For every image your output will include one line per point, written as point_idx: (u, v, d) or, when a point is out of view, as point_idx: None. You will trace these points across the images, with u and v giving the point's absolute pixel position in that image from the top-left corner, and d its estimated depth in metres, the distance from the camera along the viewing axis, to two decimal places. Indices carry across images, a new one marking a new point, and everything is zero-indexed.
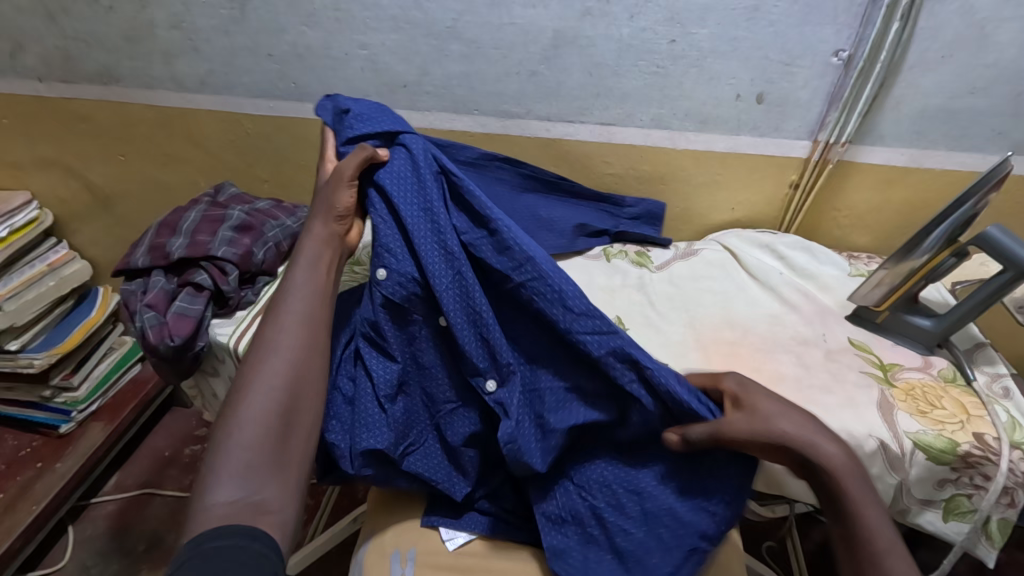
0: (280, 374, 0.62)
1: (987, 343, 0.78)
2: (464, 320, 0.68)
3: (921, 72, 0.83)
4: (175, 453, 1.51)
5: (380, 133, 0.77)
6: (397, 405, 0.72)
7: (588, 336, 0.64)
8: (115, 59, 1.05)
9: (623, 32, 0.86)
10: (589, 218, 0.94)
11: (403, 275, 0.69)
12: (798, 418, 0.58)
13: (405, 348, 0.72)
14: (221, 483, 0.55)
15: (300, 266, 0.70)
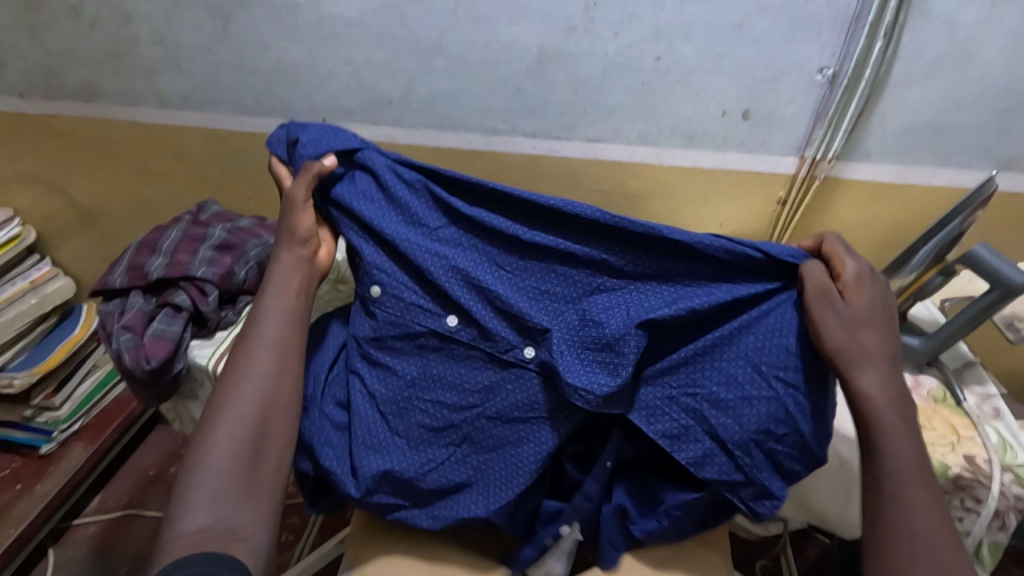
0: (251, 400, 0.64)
1: (976, 362, 0.78)
2: (468, 306, 0.70)
3: (906, 88, 0.83)
4: (159, 472, 1.47)
5: (336, 152, 0.74)
6: (400, 420, 0.72)
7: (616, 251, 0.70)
8: (97, 76, 1.03)
9: (608, 49, 0.86)
10: None
11: (393, 289, 0.72)
12: (865, 323, 0.59)
13: (404, 361, 0.73)
14: (192, 511, 0.57)
15: (269, 292, 0.71)
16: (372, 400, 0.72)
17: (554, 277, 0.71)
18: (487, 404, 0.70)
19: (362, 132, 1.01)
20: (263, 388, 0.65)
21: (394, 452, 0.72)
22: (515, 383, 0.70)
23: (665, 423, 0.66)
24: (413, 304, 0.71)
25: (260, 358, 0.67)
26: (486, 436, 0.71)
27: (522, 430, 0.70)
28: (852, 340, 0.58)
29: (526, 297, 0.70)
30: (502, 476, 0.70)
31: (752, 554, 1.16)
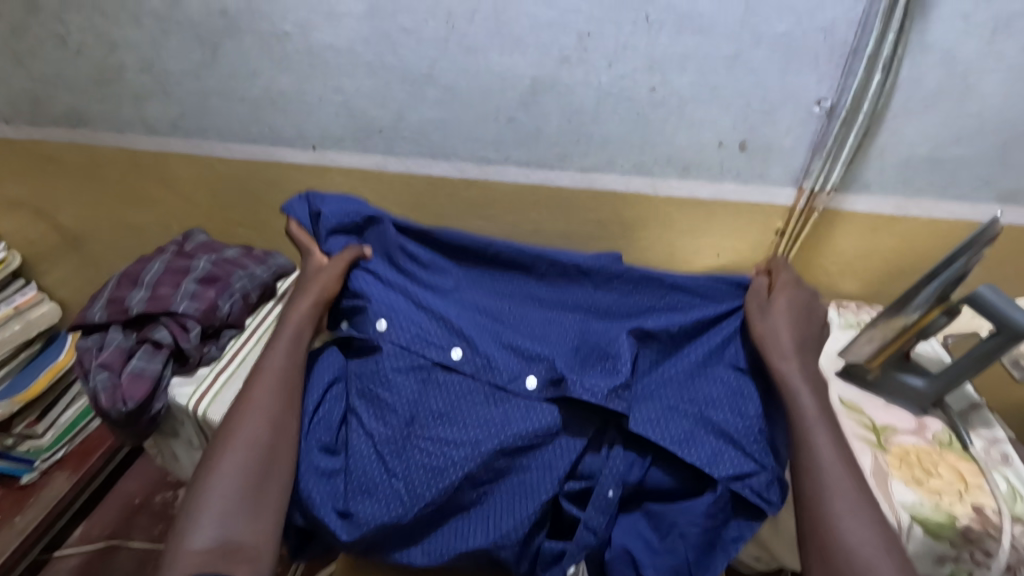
0: (256, 430, 0.68)
1: (984, 404, 0.75)
2: (475, 339, 0.78)
3: (905, 120, 0.81)
4: (145, 500, 1.40)
5: (359, 224, 0.89)
6: (399, 460, 0.72)
7: (602, 286, 0.84)
8: (84, 102, 1.01)
9: (602, 79, 0.84)
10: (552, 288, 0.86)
11: (400, 329, 0.79)
12: (787, 321, 0.76)
13: (405, 401, 0.75)
14: (199, 530, 0.61)
15: (283, 337, 0.78)
16: (369, 439, 0.74)
17: (548, 322, 0.83)
18: (490, 437, 0.71)
19: (353, 160, 1.00)
20: (269, 418, 0.70)
21: (392, 496, 0.70)
22: (517, 412, 0.73)
23: (671, 428, 0.72)
24: (419, 339, 0.78)
25: (265, 393, 0.72)
26: (489, 471, 0.71)
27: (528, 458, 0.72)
28: (774, 330, 0.75)
29: (529, 335, 0.81)
30: (507, 510, 0.71)
31: None
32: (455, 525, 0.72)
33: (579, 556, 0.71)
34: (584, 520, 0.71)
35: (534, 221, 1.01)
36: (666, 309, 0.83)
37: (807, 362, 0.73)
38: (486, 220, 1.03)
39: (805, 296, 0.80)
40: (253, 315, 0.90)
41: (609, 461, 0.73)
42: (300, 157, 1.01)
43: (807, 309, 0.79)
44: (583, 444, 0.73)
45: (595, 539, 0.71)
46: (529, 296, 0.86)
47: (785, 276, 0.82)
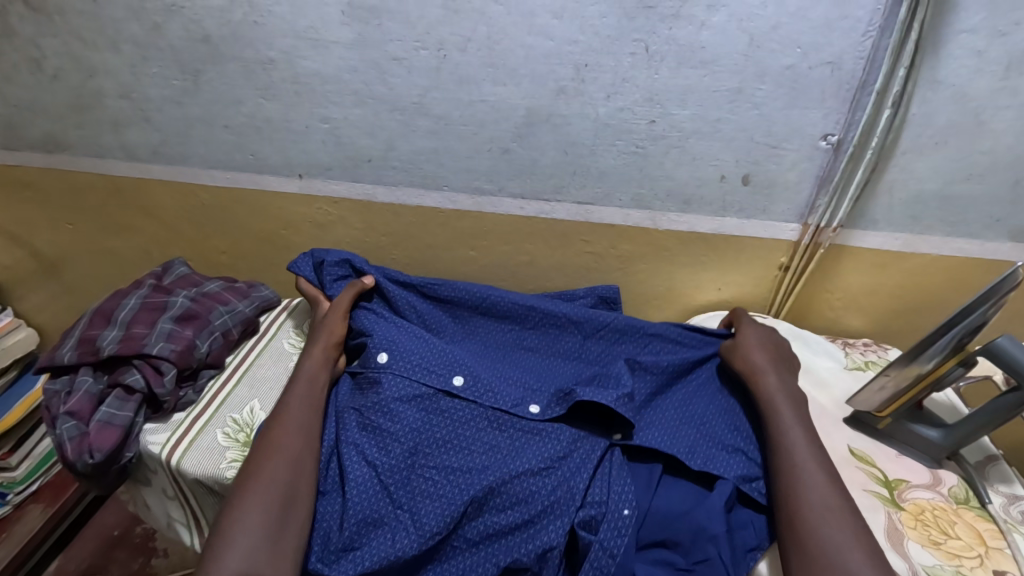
0: (282, 469, 0.64)
1: (999, 456, 0.72)
2: (477, 370, 0.78)
3: (914, 157, 0.78)
4: (125, 532, 1.24)
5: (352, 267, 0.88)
6: (404, 491, 0.67)
7: (593, 319, 0.83)
8: (61, 127, 0.97)
9: (600, 111, 0.81)
10: (552, 326, 0.84)
11: (403, 358, 0.77)
12: (766, 352, 0.77)
13: (409, 430, 0.71)
14: (222, 563, 0.56)
15: (300, 379, 0.75)
16: (370, 469, 0.68)
17: (546, 364, 0.83)
18: (498, 464, 0.69)
19: (341, 189, 0.96)
20: (292, 456, 0.66)
21: (398, 528, 0.64)
22: (525, 440, 0.72)
23: (678, 439, 0.72)
24: (419, 367, 0.76)
25: (291, 433, 0.68)
26: (500, 501, 0.66)
27: (547, 484, 0.68)
28: (752, 358, 0.76)
29: (526, 374, 0.81)
30: (525, 540, 0.64)
31: None
32: (462, 562, 0.65)
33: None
34: (599, 538, 0.63)
35: (529, 253, 0.98)
36: (657, 348, 0.83)
37: (790, 382, 0.74)
38: (480, 251, 0.99)
39: (771, 332, 0.81)
40: (234, 353, 0.86)
41: (619, 482, 0.67)
42: (286, 186, 0.97)
43: (779, 344, 0.80)
44: (606, 445, 0.71)
45: (613, 564, 0.62)
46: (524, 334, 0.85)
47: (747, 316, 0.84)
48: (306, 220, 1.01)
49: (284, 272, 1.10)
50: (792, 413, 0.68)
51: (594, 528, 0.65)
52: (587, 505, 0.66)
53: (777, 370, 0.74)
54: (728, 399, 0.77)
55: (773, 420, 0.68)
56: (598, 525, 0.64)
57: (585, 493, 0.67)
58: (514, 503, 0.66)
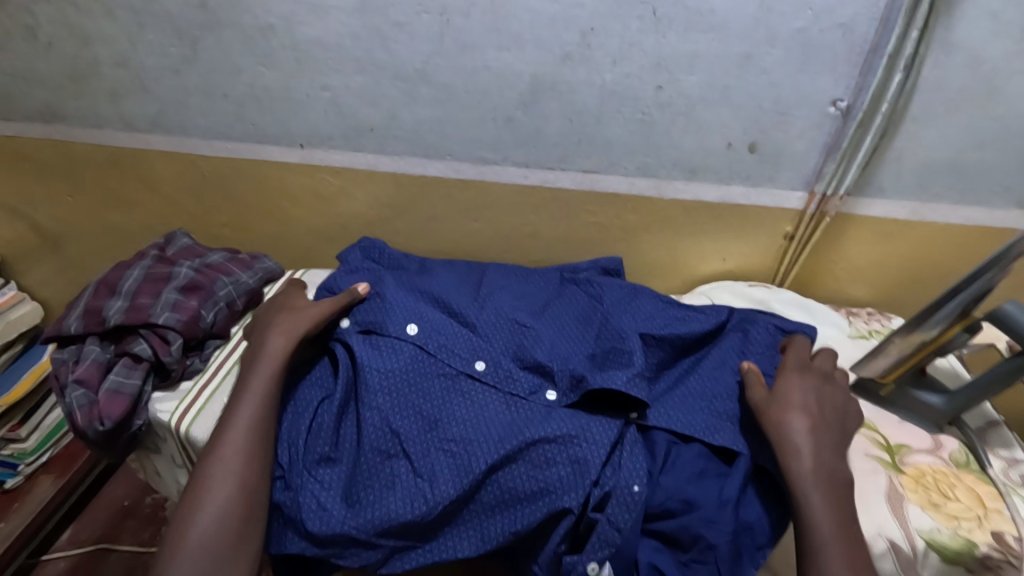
0: (227, 492, 0.62)
1: (1001, 421, 0.72)
2: (499, 355, 0.78)
3: (925, 124, 0.77)
4: (134, 504, 1.28)
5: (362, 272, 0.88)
6: (422, 456, 0.69)
7: (609, 292, 0.86)
8: (57, 97, 0.96)
9: (606, 78, 0.79)
10: (575, 301, 0.87)
11: (430, 336, 0.78)
12: (802, 412, 0.66)
13: (430, 401, 0.73)
14: None
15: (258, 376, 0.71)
16: (389, 433, 0.70)
17: (557, 332, 0.81)
18: (513, 433, 0.69)
19: (343, 160, 0.95)
20: (240, 478, 0.63)
21: (410, 491, 0.67)
22: (542, 417, 0.71)
23: (693, 417, 0.72)
24: (444, 349, 0.77)
25: (230, 456, 0.64)
26: (516, 473, 0.67)
27: (559, 457, 0.67)
28: (788, 417, 0.65)
29: (548, 345, 0.79)
30: (535, 508, 0.65)
31: None
32: (477, 525, 0.68)
33: (602, 553, 0.63)
34: (606, 515, 0.64)
35: (533, 224, 0.97)
36: (675, 312, 0.83)
37: (834, 462, 0.62)
38: (483, 222, 0.99)
39: (823, 380, 0.71)
40: (240, 323, 0.86)
41: (631, 459, 0.67)
42: (288, 156, 0.96)
43: (824, 398, 0.68)
44: (622, 424, 0.71)
45: (619, 538, 0.64)
46: (549, 311, 0.85)
47: (793, 359, 0.74)
48: (308, 191, 1.00)
49: (285, 245, 1.09)
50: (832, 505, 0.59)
51: (602, 508, 0.65)
52: (602, 482, 0.66)
53: (812, 446, 0.63)
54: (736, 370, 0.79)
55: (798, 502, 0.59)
56: (608, 502, 0.65)
57: (599, 470, 0.67)
58: (528, 474, 0.67)
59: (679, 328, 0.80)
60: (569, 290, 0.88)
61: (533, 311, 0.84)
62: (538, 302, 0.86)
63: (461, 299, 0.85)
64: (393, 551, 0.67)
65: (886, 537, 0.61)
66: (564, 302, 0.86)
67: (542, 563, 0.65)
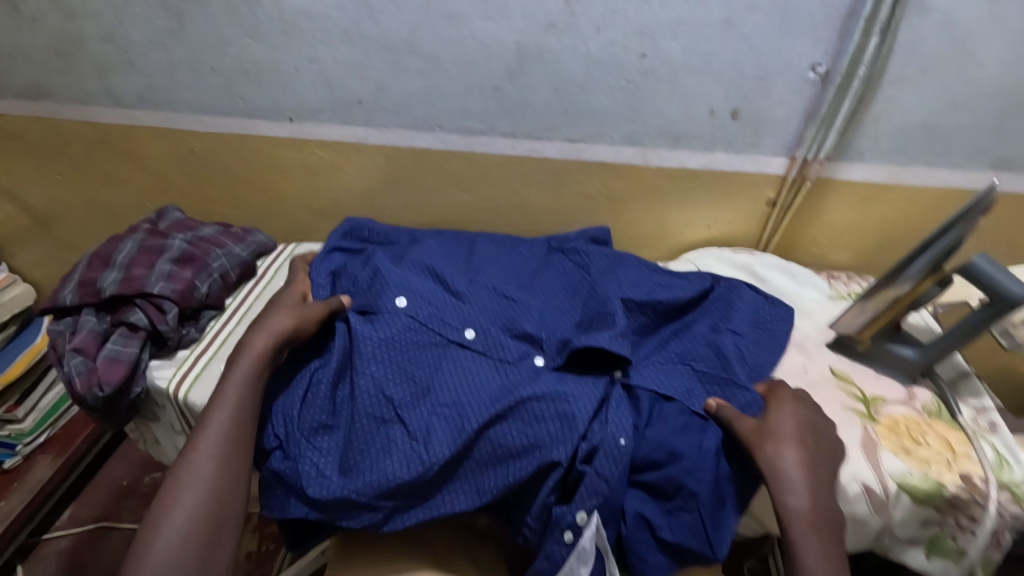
0: (198, 494, 0.60)
1: (972, 372, 0.76)
2: (487, 324, 0.79)
3: (901, 87, 0.79)
4: (133, 483, 1.29)
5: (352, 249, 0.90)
6: (416, 419, 0.70)
7: (596, 259, 0.88)
8: (43, 74, 0.96)
9: (590, 46, 0.81)
10: (562, 269, 0.89)
11: (420, 306, 0.79)
12: (797, 446, 0.64)
13: (421, 369, 0.75)
14: None
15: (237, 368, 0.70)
16: (383, 399, 0.71)
17: (546, 301, 0.84)
18: (504, 395, 0.71)
19: (333, 133, 0.96)
20: (213, 475, 0.62)
21: (406, 453, 0.68)
22: (531, 379, 0.73)
23: (673, 381, 0.74)
24: (435, 318, 0.78)
25: (203, 460, 0.62)
26: (508, 433, 0.69)
27: (548, 415, 0.69)
28: (782, 455, 0.63)
29: (537, 316, 0.81)
30: (527, 463, 0.67)
31: (740, 555, 1.12)
32: (473, 482, 0.69)
33: (592, 502, 0.66)
34: (594, 467, 0.66)
35: (522, 195, 0.99)
36: (659, 279, 0.85)
37: (826, 501, 0.61)
38: (472, 194, 1.00)
39: (816, 411, 0.68)
40: (234, 295, 0.87)
41: (617, 415, 0.70)
42: (277, 130, 0.97)
43: (817, 431, 0.66)
44: (608, 382, 0.74)
45: (607, 488, 0.66)
46: (537, 281, 0.87)
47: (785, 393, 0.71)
48: (298, 165, 1.01)
49: (276, 220, 1.10)
50: (822, 549, 0.58)
51: (591, 460, 0.68)
52: (590, 436, 0.68)
53: (809, 486, 0.61)
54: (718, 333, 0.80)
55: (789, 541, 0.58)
56: (596, 455, 0.67)
57: (586, 425, 0.69)
58: (519, 433, 0.69)
59: (661, 293, 0.82)
60: (557, 260, 0.90)
61: (520, 282, 0.87)
62: (526, 273, 0.88)
63: (452, 270, 0.87)
64: (393, 510, 0.69)
65: (859, 481, 0.64)
66: (551, 272, 0.88)
67: (534, 514, 0.68)
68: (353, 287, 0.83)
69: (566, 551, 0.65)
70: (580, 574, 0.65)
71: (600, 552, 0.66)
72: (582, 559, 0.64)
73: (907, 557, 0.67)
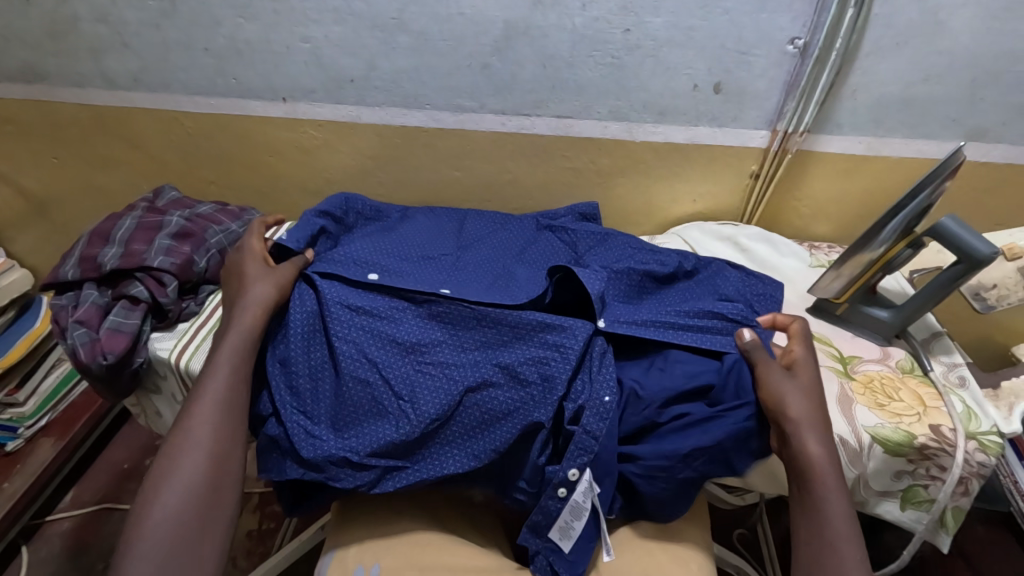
0: (194, 465, 0.62)
1: (943, 333, 0.80)
2: (467, 289, 0.79)
3: (876, 59, 0.82)
4: (134, 466, 1.31)
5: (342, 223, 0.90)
6: (402, 384, 0.71)
7: (584, 235, 0.90)
8: (38, 56, 0.97)
9: (576, 22, 0.83)
10: (555, 246, 0.90)
11: (397, 277, 0.79)
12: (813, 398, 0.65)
13: (403, 333, 0.75)
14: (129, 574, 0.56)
15: (232, 335, 0.71)
16: (367, 363, 0.72)
17: (533, 269, 0.85)
18: (489, 361, 0.73)
19: (325, 112, 0.98)
20: (205, 446, 0.64)
21: (396, 417, 0.70)
22: (515, 344, 0.74)
23: (652, 327, 0.75)
24: (415, 285, 0.79)
25: (199, 427, 0.65)
26: (493, 396, 0.70)
27: (530, 379, 0.71)
28: (796, 404, 0.64)
29: (525, 281, 0.81)
30: (514, 423, 0.69)
31: (728, 524, 1.15)
32: (460, 445, 0.71)
33: (581, 459, 0.68)
34: (581, 426, 0.68)
35: (512, 171, 1.01)
36: (646, 254, 0.87)
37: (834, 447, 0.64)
38: (463, 171, 1.02)
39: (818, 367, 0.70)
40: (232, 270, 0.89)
41: (601, 374, 0.71)
42: (270, 110, 0.99)
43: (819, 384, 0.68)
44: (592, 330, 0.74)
45: (596, 444, 0.67)
46: (528, 254, 0.89)
47: (802, 353, 0.70)
48: (292, 145, 1.03)
49: (272, 201, 1.12)
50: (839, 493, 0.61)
51: (578, 420, 0.69)
52: (573, 397, 0.70)
53: (826, 434, 0.63)
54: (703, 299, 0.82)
55: (810, 485, 0.61)
56: (583, 414, 0.68)
57: (568, 387, 0.70)
58: (504, 397, 0.70)
59: (640, 266, 0.83)
60: (547, 237, 0.92)
61: (512, 255, 0.89)
62: (518, 248, 0.90)
63: (442, 244, 0.89)
64: (382, 473, 0.69)
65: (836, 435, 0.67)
66: (541, 245, 0.90)
67: (526, 475, 0.70)
68: (326, 256, 0.82)
69: (560, 504, 0.69)
70: (573, 526, 0.70)
71: (593, 507, 0.70)
72: (577, 514, 0.69)
73: (883, 510, 0.71)
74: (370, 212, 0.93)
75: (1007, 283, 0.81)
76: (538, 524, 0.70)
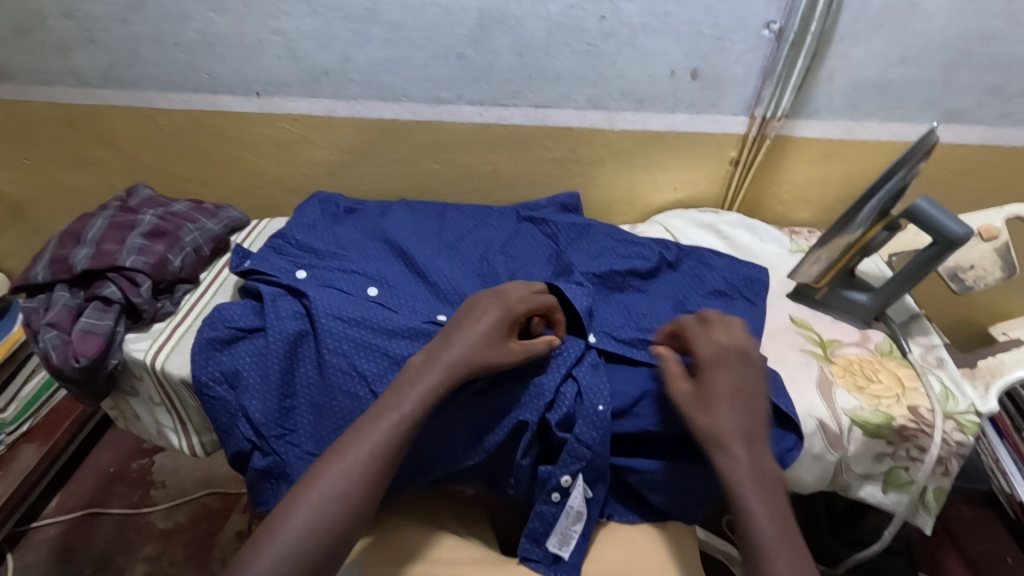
0: (331, 505, 0.56)
1: (922, 314, 0.80)
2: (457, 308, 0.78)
3: (852, 43, 0.81)
4: (121, 469, 1.30)
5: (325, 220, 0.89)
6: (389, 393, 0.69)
7: (566, 230, 0.89)
8: (5, 54, 0.95)
9: (551, 10, 0.82)
10: (537, 239, 0.89)
11: (391, 295, 0.78)
12: (726, 411, 0.59)
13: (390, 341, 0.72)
14: None
15: (417, 386, 0.62)
16: (350, 373, 0.69)
17: (515, 267, 0.84)
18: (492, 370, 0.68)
19: (301, 106, 0.96)
20: (349, 489, 0.57)
21: None
22: None
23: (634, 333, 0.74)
24: (406, 306, 0.76)
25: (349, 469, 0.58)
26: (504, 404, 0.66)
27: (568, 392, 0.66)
28: (708, 420, 0.59)
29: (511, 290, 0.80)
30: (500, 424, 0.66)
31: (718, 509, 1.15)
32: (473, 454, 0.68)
33: (574, 467, 0.66)
34: (574, 434, 0.65)
35: (492, 163, 1.00)
36: (631, 247, 0.85)
37: (764, 457, 0.59)
38: (444, 163, 1.01)
39: (750, 370, 0.62)
40: (208, 269, 0.88)
41: (593, 381, 0.67)
42: (245, 106, 0.97)
43: (747, 387, 0.62)
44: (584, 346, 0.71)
45: (589, 452, 0.65)
46: (512, 251, 0.87)
47: (709, 347, 0.64)
48: (269, 140, 1.01)
49: (250, 197, 1.10)
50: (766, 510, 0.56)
51: (571, 426, 0.66)
52: (558, 406, 0.66)
53: (739, 446, 0.58)
54: (687, 295, 0.81)
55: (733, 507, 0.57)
56: (575, 422, 0.65)
57: (555, 393, 0.66)
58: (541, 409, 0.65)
59: (622, 264, 0.83)
60: (530, 231, 0.90)
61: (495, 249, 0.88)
62: (500, 242, 0.88)
63: (422, 243, 0.87)
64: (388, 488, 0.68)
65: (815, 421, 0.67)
66: (525, 239, 0.89)
67: (516, 474, 0.68)
68: (315, 263, 0.81)
69: (555, 509, 0.68)
70: (569, 527, 0.70)
71: (588, 511, 0.71)
72: (575, 517, 0.69)
73: (866, 494, 0.71)
74: (343, 213, 0.92)
75: (983, 264, 0.82)
76: (536, 531, 0.70)
